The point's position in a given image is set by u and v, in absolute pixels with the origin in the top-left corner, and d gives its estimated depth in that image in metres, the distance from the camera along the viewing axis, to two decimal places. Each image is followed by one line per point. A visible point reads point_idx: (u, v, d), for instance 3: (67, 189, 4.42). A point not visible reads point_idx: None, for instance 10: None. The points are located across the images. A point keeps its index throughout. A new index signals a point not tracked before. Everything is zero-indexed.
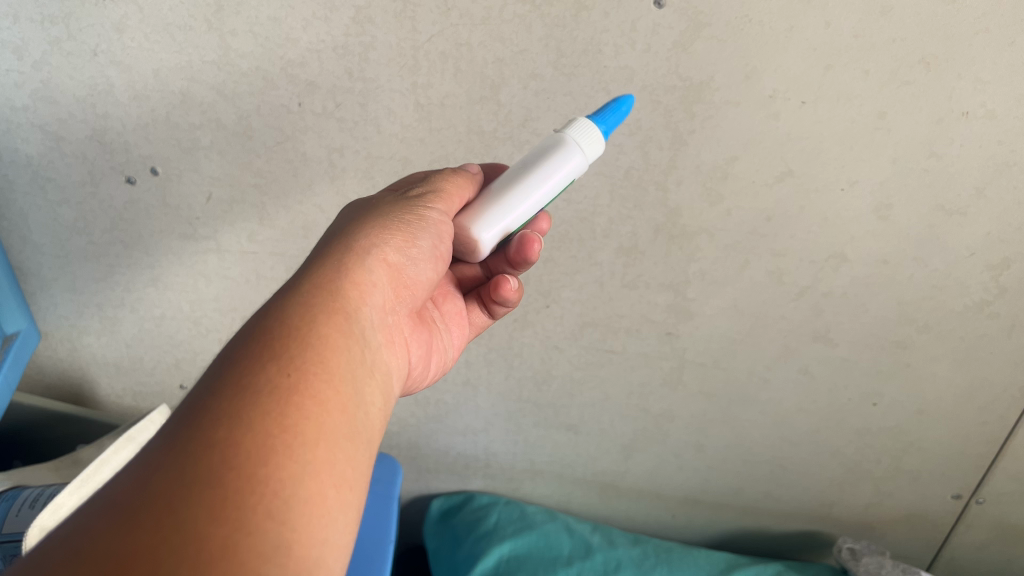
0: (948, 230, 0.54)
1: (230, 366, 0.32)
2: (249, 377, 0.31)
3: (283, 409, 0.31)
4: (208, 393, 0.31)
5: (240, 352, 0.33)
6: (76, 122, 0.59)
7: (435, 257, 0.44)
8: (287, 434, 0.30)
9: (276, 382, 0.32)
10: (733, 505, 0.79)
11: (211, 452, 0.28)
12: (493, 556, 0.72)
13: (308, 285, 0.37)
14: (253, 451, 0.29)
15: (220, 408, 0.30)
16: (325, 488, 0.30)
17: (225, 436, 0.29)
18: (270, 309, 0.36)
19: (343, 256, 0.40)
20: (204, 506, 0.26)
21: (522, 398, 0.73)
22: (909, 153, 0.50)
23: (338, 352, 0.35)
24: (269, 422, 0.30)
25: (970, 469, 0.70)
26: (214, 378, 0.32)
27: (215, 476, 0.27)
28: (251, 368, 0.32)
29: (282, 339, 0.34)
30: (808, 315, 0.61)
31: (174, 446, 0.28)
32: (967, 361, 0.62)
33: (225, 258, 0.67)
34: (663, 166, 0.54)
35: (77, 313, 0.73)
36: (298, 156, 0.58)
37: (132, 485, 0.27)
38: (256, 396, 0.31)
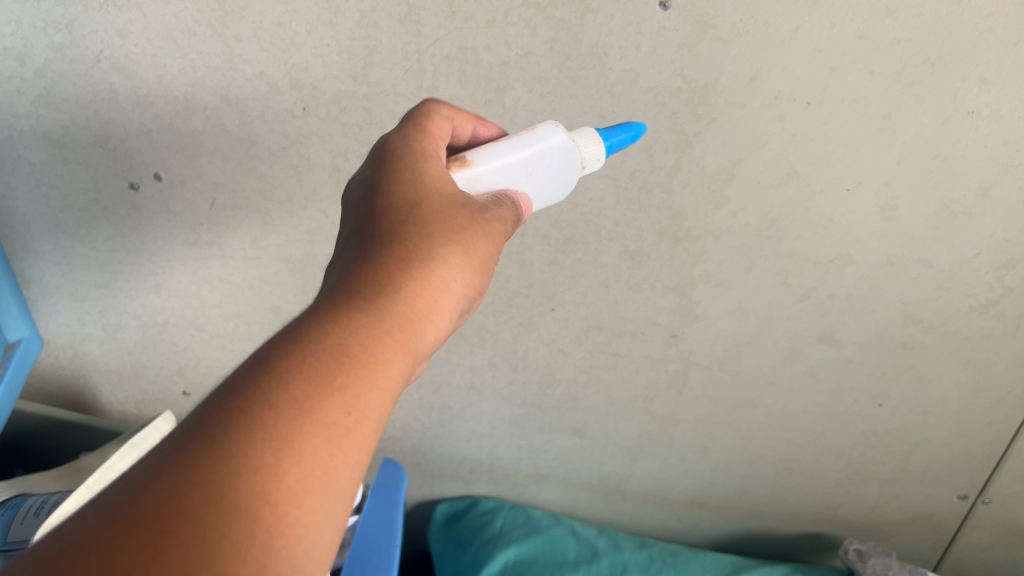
0: (953, 230, 0.54)
1: (301, 367, 0.27)
2: (310, 396, 0.26)
3: (336, 447, 0.26)
4: (270, 395, 0.25)
5: (308, 350, 0.27)
6: (79, 128, 0.59)
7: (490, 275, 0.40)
8: (330, 479, 0.26)
9: (339, 418, 0.27)
10: (738, 508, 0.79)
11: (253, 479, 0.24)
12: (499, 560, 0.72)
13: (387, 279, 0.32)
14: (294, 494, 0.24)
15: (275, 424, 0.25)
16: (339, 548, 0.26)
17: (271, 464, 0.24)
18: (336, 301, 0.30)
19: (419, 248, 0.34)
20: (230, 545, 0.22)
21: (527, 402, 0.72)
22: (914, 154, 0.50)
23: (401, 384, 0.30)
24: (318, 460, 0.25)
25: (976, 470, 0.70)
26: (269, 373, 0.26)
27: (248, 512, 0.23)
28: (320, 382, 0.27)
29: (358, 355, 0.28)
30: (813, 317, 0.61)
31: (215, 455, 0.24)
32: (971, 361, 0.62)
33: (229, 264, 0.67)
34: (668, 168, 0.54)
35: (79, 320, 0.73)
36: (302, 161, 0.58)
37: (162, 483, 0.23)
38: (314, 427, 0.26)
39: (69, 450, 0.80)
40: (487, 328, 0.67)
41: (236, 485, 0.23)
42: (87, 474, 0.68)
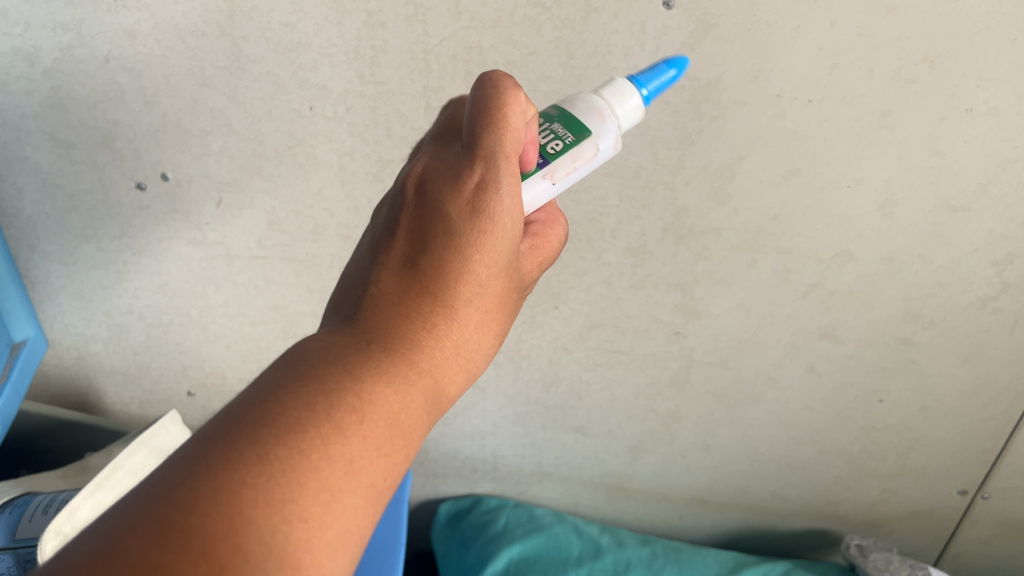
0: (952, 226, 0.55)
1: (355, 422, 0.29)
2: (358, 455, 0.28)
3: (368, 510, 0.29)
4: (328, 449, 0.28)
5: (360, 407, 0.29)
6: (87, 129, 0.59)
7: None
8: (356, 535, 0.28)
9: (375, 478, 0.29)
10: (740, 505, 0.79)
11: (301, 530, 0.26)
12: (503, 558, 0.73)
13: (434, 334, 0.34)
14: (331, 542, 0.27)
15: (326, 477, 0.27)
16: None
17: (319, 517, 0.27)
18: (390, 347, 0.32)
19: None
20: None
21: (530, 400, 0.73)
22: (914, 151, 0.51)
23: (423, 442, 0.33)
24: (353, 516, 0.28)
25: (975, 465, 0.70)
26: (327, 426, 0.28)
27: (294, 560, 0.26)
28: (368, 441, 0.29)
29: (401, 413, 0.31)
30: (814, 313, 0.62)
31: (270, 497, 0.26)
32: (970, 357, 0.63)
33: (234, 263, 0.67)
34: (671, 165, 0.54)
35: (84, 320, 0.73)
36: (308, 160, 0.59)
37: (225, 513, 0.25)
38: (355, 486, 0.28)
39: (74, 450, 0.80)
40: None
41: (286, 530, 0.26)
42: (93, 473, 0.69)
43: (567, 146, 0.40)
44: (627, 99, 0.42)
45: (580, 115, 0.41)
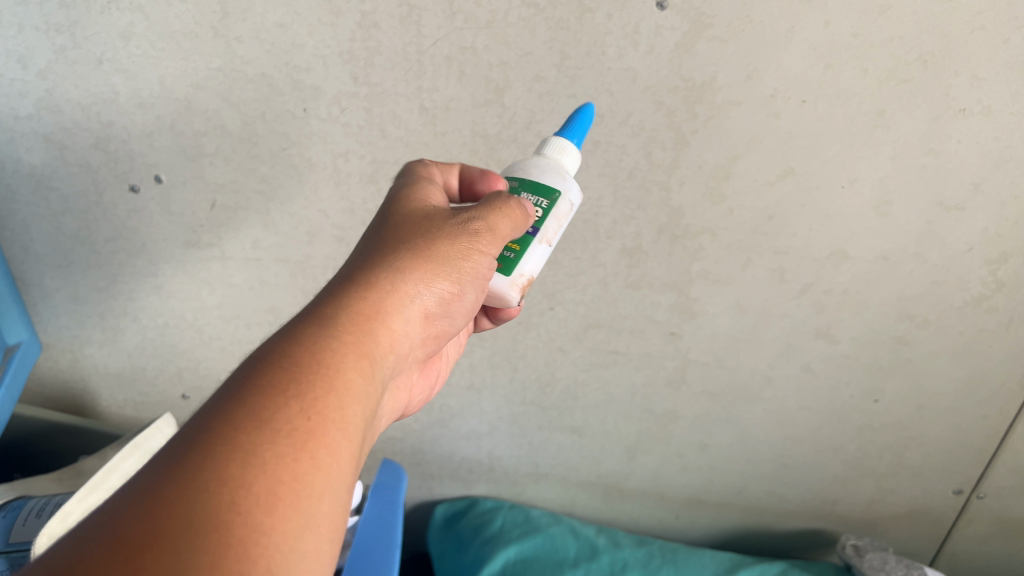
0: (946, 225, 0.55)
1: (255, 391, 0.29)
2: (264, 410, 0.28)
3: (300, 455, 0.28)
4: (230, 418, 0.28)
5: (256, 377, 0.30)
6: (80, 130, 0.59)
7: (469, 308, 0.42)
8: (297, 483, 0.27)
9: (295, 424, 0.29)
10: (736, 505, 0.79)
11: (222, 492, 0.25)
12: (499, 559, 0.72)
13: (344, 310, 0.34)
14: (263, 496, 0.26)
15: (234, 438, 0.27)
16: (322, 543, 0.27)
17: (239, 475, 0.26)
18: (292, 332, 0.33)
19: (375, 284, 0.36)
20: (208, 555, 0.23)
21: (526, 401, 0.73)
22: (908, 150, 0.51)
23: (359, 395, 0.32)
24: (281, 465, 0.27)
25: (970, 464, 0.71)
26: (224, 405, 0.29)
27: (222, 521, 0.25)
28: (273, 398, 0.29)
29: (311, 368, 0.31)
30: (810, 313, 0.62)
31: (179, 474, 0.25)
32: (965, 356, 0.63)
33: (229, 265, 0.67)
34: (666, 166, 0.54)
35: (78, 323, 0.73)
36: (302, 162, 0.59)
37: (134, 503, 0.24)
38: (273, 435, 0.28)
39: (68, 453, 0.80)
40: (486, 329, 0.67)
41: (204, 496, 0.25)
42: (88, 476, 0.68)
43: (544, 212, 0.43)
44: (570, 153, 0.45)
45: (542, 177, 0.44)
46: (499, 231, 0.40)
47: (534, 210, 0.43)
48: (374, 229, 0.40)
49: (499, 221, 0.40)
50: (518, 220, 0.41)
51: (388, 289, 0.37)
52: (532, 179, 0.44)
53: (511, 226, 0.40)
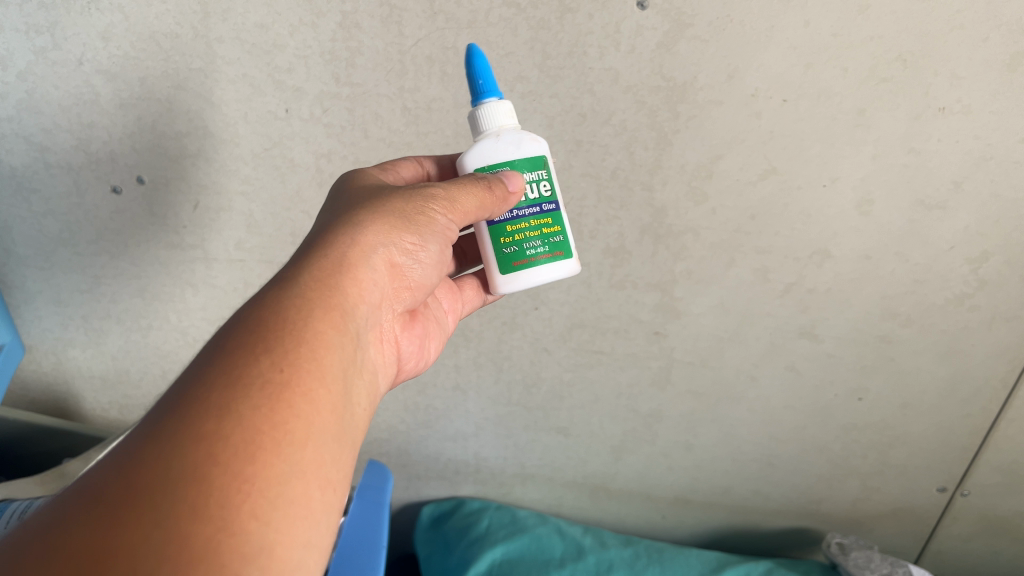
0: (927, 224, 0.55)
1: (223, 354, 0.30)
2: (236, 367, 0.29)
3: (275, 405, 0.29)
4: (200, 381, 0.29)
5: (225, 340, 0.30)
6: (62, 132, 0.59)
7: (441, 263, 0.42)
8: (276, 432, 0.28)
9: (268, 377, 0.29)
10: (722, 504, 0.79)
11: (199, 447, 0.26)
12: (485, 560, 0.72)
13: (313, 273, 0.35)
14: (242, 448, 0.27)
15: (206, 396, 0.28)
16: (311, 489, 0.28)
17: (214, 431, 0.27)
18: (262, 296, 0.33)
19: (343, 244, 0.37)
20: (186, 505, 0.25)
21: (512, 401, 0.73)
22: (889, 149, 0.51)
23: (334, 345, 0.33)
24: (258, 415, 0.28)
25: (954, 462, 0.71)
26: (197, 370, 0.29)
27: (200, 473, 0.26)
28: (242, 356, 0.30)
29: (279, 325, 0.31)
30: (793, 312, 0.62)
31: (157, 438, 0.26)
32: (948, 354, 0.63)
33: (213, 266, 0.66)
34: (648, 165, 0.54)
35: (62, 325, 0.73)
36: (285, 162, 0.59)
37: (115, 469, 0.25)
38: (246, 389, 0.28)
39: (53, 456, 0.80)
40: (471, 330, 0.67)
41: (180, 454, 0.26)
42: (70, 479, 0.68)
43: (549, 180, 0.45)
44: (506, 109, 0.44)
45: (525, 152, 0.44)
46: (459, 205, 0.40)
47: (546, 188, 0.44)
48: (342, 205, 0.41)
49: (458, 195, 0.40)
50: (488, 203, 0.41)
51: (356, 249, 0.37)
52: (519, 159, 0.44)
53: (478, 203, 0.40)
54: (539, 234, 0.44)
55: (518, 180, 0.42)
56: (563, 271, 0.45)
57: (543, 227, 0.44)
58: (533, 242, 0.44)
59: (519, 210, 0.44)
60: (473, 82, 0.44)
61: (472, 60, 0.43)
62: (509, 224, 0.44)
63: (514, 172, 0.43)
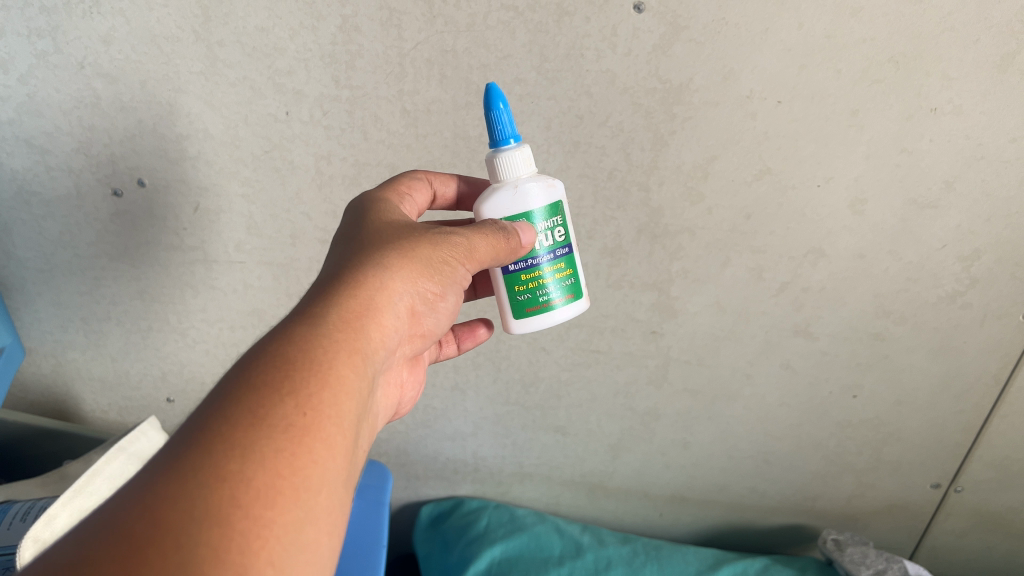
0: (920, 223, 0.56)
1: (250, 391, 0.29)
2: (262, 407, 0.29)
3: (297, 450, 0.28)
4: (226, 417, 0.28)
5: (249, 377, 0.30)
6: (62, 135, 0.59)
7: (450, 309, 0.42)
8: (296, 477, 0.28)
9: (292, 420, 0.29)
10: (719, 501, 0.80)
11: (221, 486, 0.26)
12: (485, 559, 0.72)
13: (336, 313, 0.35)
14: (262, 491, 0.26)
15: (229, 434, 0.27)
16: (321, 536, 0.28)
17: (237, 472, 0.26)
18: (285, 332, 0.33)
19: (363, 281, 0.37)
20: (209, 547, 0.24)
21: (510, 401, 0.74)
22: (882, 149, 0.52)
23: (353, 388, 0.33)
24: (279, 458, 0.28)
25: (947, 458, 0.72)
26: (219, 403, 0.29)
27: (222, 514, 0.25)
28: (268, 396, 0.29)
29: (306, 368, 0.31)
30: (788, 310, 0.62)
31: (180, 471, 0.26)
32: (941, 352, 0.64)
33: (213, 268, 0.67)
34: (645, 166, 0.55)
35: (62, 327, 0.73)
36: (285, 164, 0.59)
37: (136, 498, 0.25)
38: (270, 431, 0.28)
39: (52, 458, 0.80)
40: None
41: (203, 491, 0.25)
42: (72, 480, 0.68)
43: (563, 226, 0.45)
44: (523, 151, 0.45)
45: (541, 202, 0.44)
46: (476, 254, 0.41)
47: (559, 236, 0.45)
48: (359, 236, 0.41)
49: (477, 243, 0.41)
50: (502, 252, 0.42)
51: (376, 287, 0.37)
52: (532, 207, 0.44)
53: (492, 253, 0.41)
54: (554, 282, 0.45)
55: (530, 233, 0.43)
56: (577, 310, 0.46)
57: (556, 274, 0.45)
58: (547, 288, 0.45)
59: (534, 260, 0.44)
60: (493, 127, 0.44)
61: (497, 109, 0.44)
62: (525, 273, 0.44)
63: (527, 224, 0.43)
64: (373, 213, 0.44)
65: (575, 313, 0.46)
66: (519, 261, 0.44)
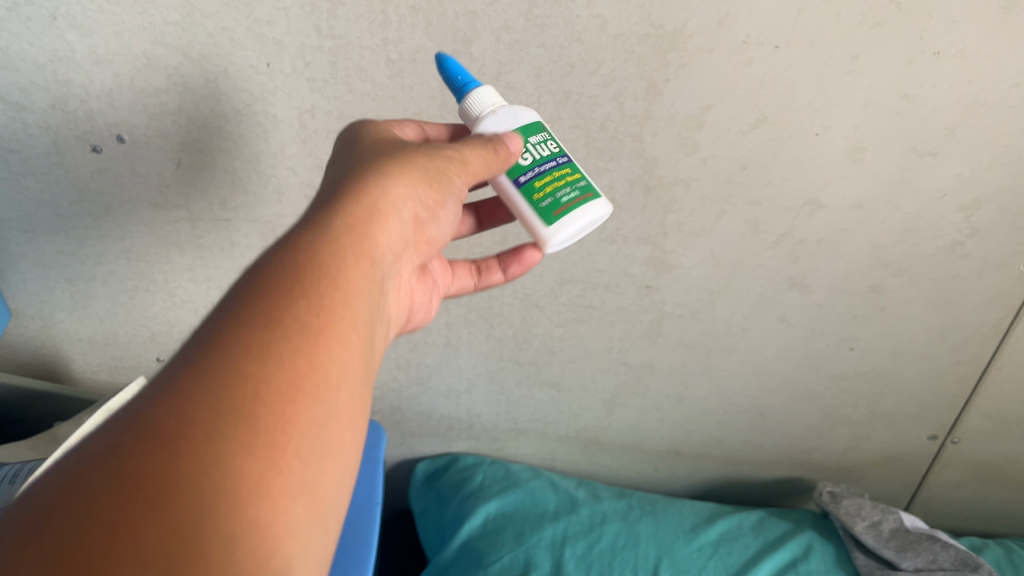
0: (919, 171, 0.54)
1: (263, 290, 0.29)
2: (272, 307, 0.28)
3: (307, 349, 0.28)
4: (240, 315, 0.28)
5: (261, 279, 0.30)
6: (38, 91, 0.57)
7: (454, 220, 0.42)
8: (308, 376, 0.27)
9: (301, 321, 0.28)
10: (714, 455, 0.80)
11: (234, 387, 0.26)
12: (480, 515, 0.72)
13: (343, 216, 0.34)
14: (276, 392, 0.26)
15: (242, 335, 0.27)
16: (336, 433, 0.28)
17: (252, 372, 0.26)
18: (294, 235, 0.32)
19: (368, 185, 0.36)
20: (227, 441, 0.24)
21: (503, 357, 0.73)
22: (882, 96, 0.51)
23: (367, 296, 0.32)
24: (291, 359, 0.27)
25: (945, 410, 0.71)
26: (233, 305, 0.28)
27: (236, 411, 0.25)
28: (278, 294, 0.29)
29: (315, 267, 0.30)
30: (784, 262, 0.61)
31: (196, 372, 0.26)
32: (939, 303, 0.63)
33: (199, 226, 0.66)
34: (638, 116, 0.54)
35: (47, 288, 0.71)
36: (268, 118, 0.57)
37: (157, 398, 0.25)
38: (281, 329, 0.28)
39: (44, 418, 0.79)
40: (460, 287, 0.68)
41: (209, 408, 0.25)
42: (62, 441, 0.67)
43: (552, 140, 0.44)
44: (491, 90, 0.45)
45: (523, 121, 0.44)
46: (471, 167, 0.40)
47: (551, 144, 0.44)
48: (359, 149, 0.40)
49: (470, 157, 0.40)
50: (495, 163, 0.41)
51: (384, 189, 0.36)
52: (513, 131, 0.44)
53: (485, 165, 0.40)
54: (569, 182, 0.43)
55: (518, 142, 0.42)
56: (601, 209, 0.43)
57: (566, 176, 0.43)
58: (565, 190, 0.43)
59: (538, 166, 0.43)
60: (451, 79, 0.44)
61: (443, 61, 0.44)
62: (537, 181, 0.43)
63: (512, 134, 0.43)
64: (372, 131, 0.43)
65: (600, 214, 0.43)
66: (525, 171, 0.43)
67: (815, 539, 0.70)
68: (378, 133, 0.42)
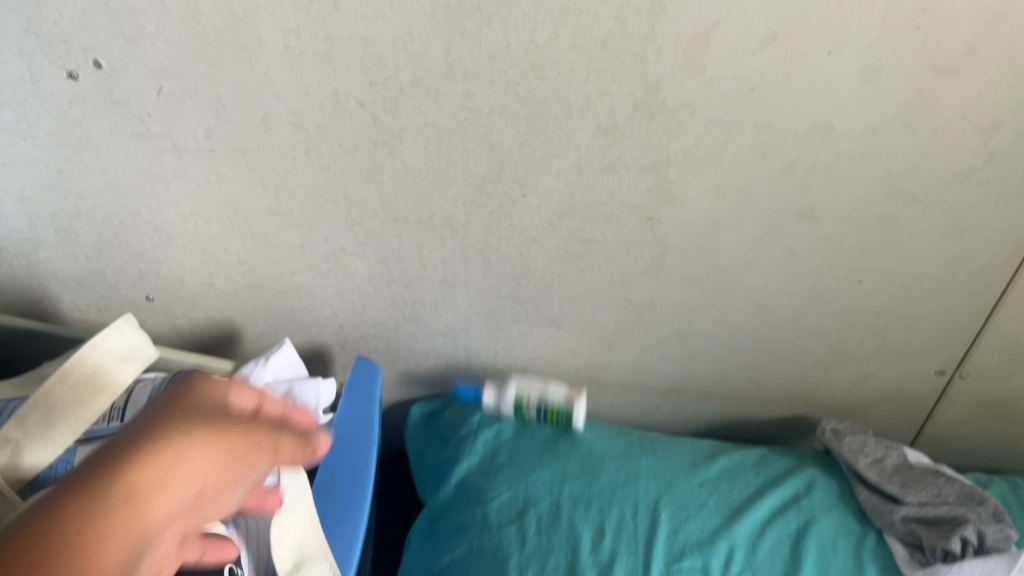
0: (937, 91, 0.52)
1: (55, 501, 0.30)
2: (65, 520, 0.30)
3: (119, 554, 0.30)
4: (41, 525, 0.29)
5: (64, 492, 0.31)
6: (7, 12, 0.54)
7: (253, 482, 0.43)
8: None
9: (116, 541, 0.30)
10: (717, 394, 0.79)
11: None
12: (477, 454, 0.71)
13: (153, 443, 0.34)
14: None
15: (44, 543, 0.29)
16: None
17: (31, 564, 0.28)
18: (115, 448, 0.33)
19: (178, 429, 0.36)
20: None
21: (501, 294, 0.71)
22: (899, 10, 0.48)
23: (151, 545, 0.32)
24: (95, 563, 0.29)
25: (954, 345, 0.70)
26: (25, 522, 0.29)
27: None
28: (103, 512, 0.30)
29: (142, 482, 0.32)
30: (793, 191, 0.59)
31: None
32: (953, 233, 0.61)
33: (184, 157, 0.62)
34: (641, 34, 0.51)
35: (30, 225, 0.69)
36: (251, 41, 0.54)
37: None
38: (87, 530, 0.30)
39: (33, 360, 0.77)
40: (457, 221, 0.65)
41: None
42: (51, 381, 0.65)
43: None
44: None
45: None
46: None
47: None
48: (164, 400, 0.41)
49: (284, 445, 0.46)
50: (300, 451, 0.51)
51: (181, 445, 0.35)
52: None
53: (293, 448, 0.49)
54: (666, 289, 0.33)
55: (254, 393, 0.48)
56: None
57: None
58: None
59: None
60: None
61: None
62: None
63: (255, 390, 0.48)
64: (186, 386, 0.43)
65: None
66: None
67: (818, 475, 0.69)
68: (192, 394, 0.42)
